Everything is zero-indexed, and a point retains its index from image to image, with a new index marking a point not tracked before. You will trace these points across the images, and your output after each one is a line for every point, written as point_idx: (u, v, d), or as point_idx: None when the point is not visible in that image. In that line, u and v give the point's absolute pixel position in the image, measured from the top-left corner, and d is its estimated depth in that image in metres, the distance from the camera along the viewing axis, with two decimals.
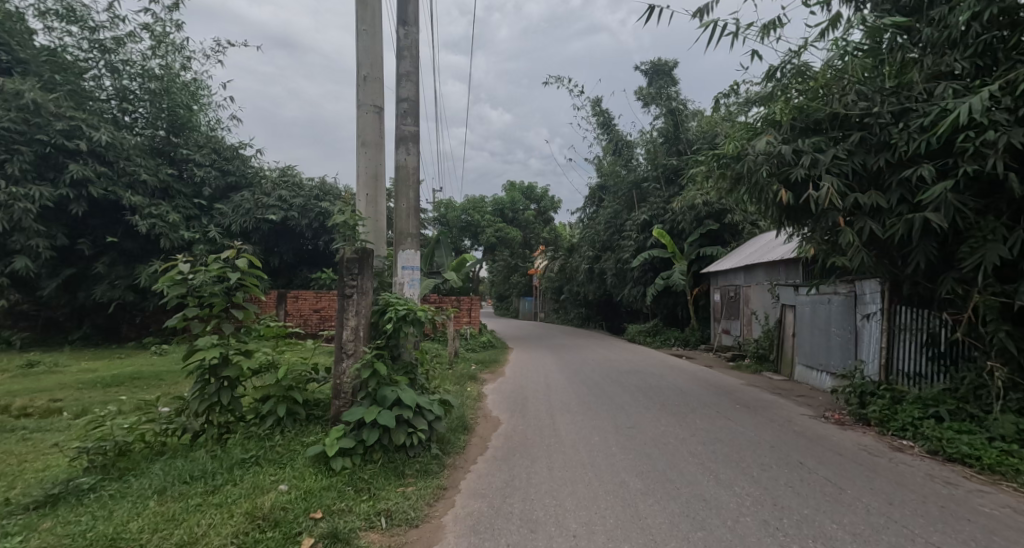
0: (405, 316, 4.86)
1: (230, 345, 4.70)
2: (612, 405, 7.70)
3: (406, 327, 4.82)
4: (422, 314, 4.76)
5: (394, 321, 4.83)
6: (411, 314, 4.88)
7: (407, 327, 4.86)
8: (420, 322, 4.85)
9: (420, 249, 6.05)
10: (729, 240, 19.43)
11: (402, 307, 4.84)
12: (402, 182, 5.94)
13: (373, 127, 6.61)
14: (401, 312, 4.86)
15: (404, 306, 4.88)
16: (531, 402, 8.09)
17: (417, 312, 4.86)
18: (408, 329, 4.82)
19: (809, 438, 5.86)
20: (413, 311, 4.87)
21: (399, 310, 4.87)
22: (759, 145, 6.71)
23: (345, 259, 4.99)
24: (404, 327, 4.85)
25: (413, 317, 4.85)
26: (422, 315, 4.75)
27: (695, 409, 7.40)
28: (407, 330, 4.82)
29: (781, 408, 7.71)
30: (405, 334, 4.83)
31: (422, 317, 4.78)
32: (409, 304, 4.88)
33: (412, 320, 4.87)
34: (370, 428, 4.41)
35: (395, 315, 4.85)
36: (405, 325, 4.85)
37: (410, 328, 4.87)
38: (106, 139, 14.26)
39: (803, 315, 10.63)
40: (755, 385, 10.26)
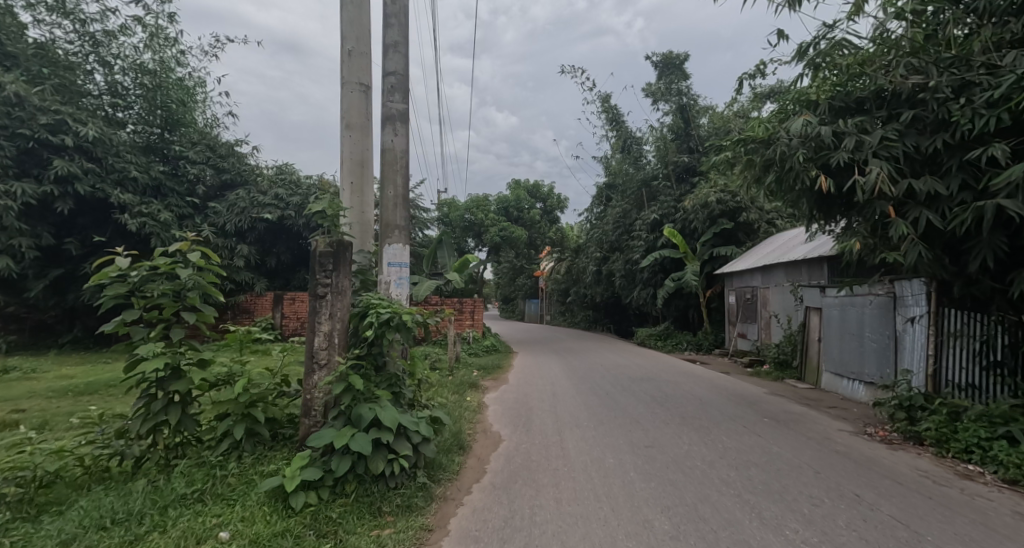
0: (388, 319, 4.13)
1: (181, 355, 4.00)
2: (627, 418, 6.94)
3: (388, 332, 4.09)
4: (409, 319, 4.04)
5: (375, 324, 4.11)
6: (396, 317, 4.15)
7: (390, 332, 4.13)
8: (406, 327, 4.12)
9: (410, 243, 5.31)
10: (743, 239, 18.59)
11: (383, 309, 4.11)
12: (388, 168, 5.22)
13: (359, 108, 5.91)
14: (381, 315, 4.12)
15: (385, 307, 4.14)
16: (535, 414, 7.35)
17: (402, 315, 4.13)
18: (392, 335, 4.10)
19: (856, 461, 5.08)
20: (397, 313, 4.14)
21: (379, 312, 4.13)
22: (794, 127, 5.96)
23: (318, 253, 4.27)
24: (387, 333, 4.13)
25: (397, 320, 4.12)
26: (409, 320, 4.04)
27: (719, 423, 6.63)
28: (390, 336, 4.09)
29: (814, 421, 6.94)
30: (389, 341, 4.10)
31: (408, 322, 4.05)
32: (392, 306, 4.15)
33: (396, 324, 4.14)
34: (341, 456, 3.70)
35: (375, 319, 4.12)
36: (388, 329, 4.13)
37: (395, 333, 4.14)
38: (93, 134, 13.68)
39: (832, 320, 9.81)
40: (779, 394, 9.46)
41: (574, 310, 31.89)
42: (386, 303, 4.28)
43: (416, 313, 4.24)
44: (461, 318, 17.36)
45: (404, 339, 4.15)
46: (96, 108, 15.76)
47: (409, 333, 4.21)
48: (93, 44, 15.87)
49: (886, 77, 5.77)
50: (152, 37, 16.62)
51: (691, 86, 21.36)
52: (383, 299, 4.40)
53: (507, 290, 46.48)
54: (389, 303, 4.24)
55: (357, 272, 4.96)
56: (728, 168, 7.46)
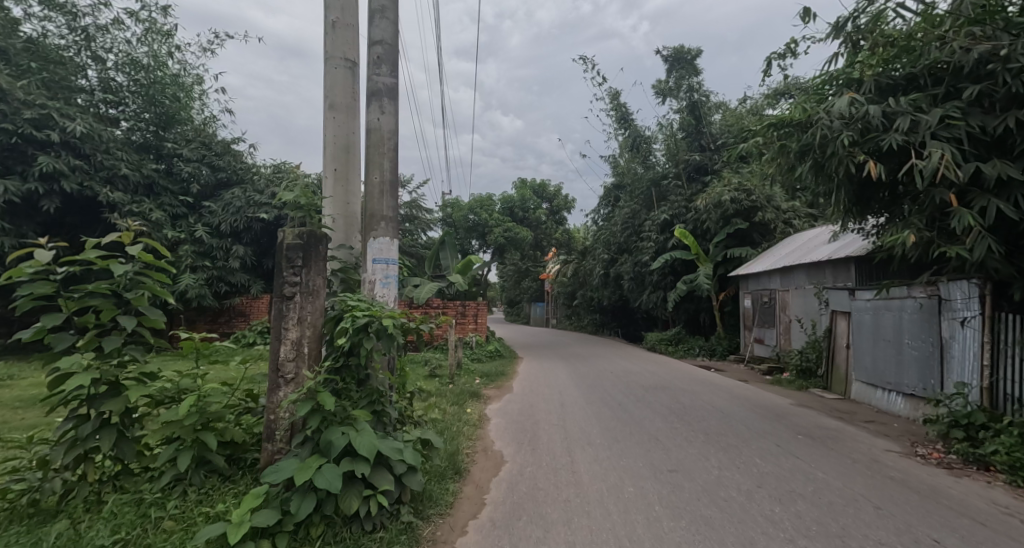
0: (364, 324, 3.40)
1: (118, 367, 3.29)
2: (645, 435, 6.24)
3: (365, 340, 3.36)
4: (390, 326, 3.32)
5: (347, 330, 3.39)
6: (374, 322, 3.43)
7: (368, 338, 3.40)
8: (387, 333, 3.40)
9: (398, 237, 4.62)
10: (759, 240, 17.81)
11: (357, 312, 3.37)
12: (374, 150, 4.56)
13: (345, 85, 5.24)
14: (355, 319, 3.38)
15: (360, 309, 3.42)
16: (542, 429, 6.67)
17: (380, 318, 3.39)
18: (369, 342, 3.37)
19: (917, 492, 4.35)
20: (374, 317, 3.39)
21: (354, 315, 3.41)
22: (837, 107, 5.26)
23: (285, 246, 3.59)
24: (363, 340, 3.40)
25: (375, 325, 3.38)
26: (390, 326, 3.32)
27: (749, 441, 5.91)
28: (366, 344, 3.36)
29: (855, 439, 6.20)
30: (366, 350, 3.38)
31: (389, 328, 3.33)
32: (369, 308, 3.42)
33: (375, 331, 3.41)
34: (303, 493, 3.00)
35: (348, 324, 3.40)
36: (365, 336, 3.40)
37: (371, 340, 3.40)
38: (80, 130, 13.13)
39: (864, 325, 9.06)
40: (808, 406, 8.71)
41: (580, 314, 31.21)
42: (361, 304, 3.54)
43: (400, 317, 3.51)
44: (464, 321, 16.72)
45: (384, 348, 3.42)
46: (90, 104, 15.24)
47: (391, 340, 3.49)
48: (85, 39, 15.37)
49: (942, 50, 5.07)
50: (146, 31, 16.10)
51: (702, 82, 20.64)
52: (361, 299, 3.70)
53: (512, 293, 45.91)
54: (368, 304, 3.52)
55: (337, 271, 4.29)
56: (755, 158, 6.76)
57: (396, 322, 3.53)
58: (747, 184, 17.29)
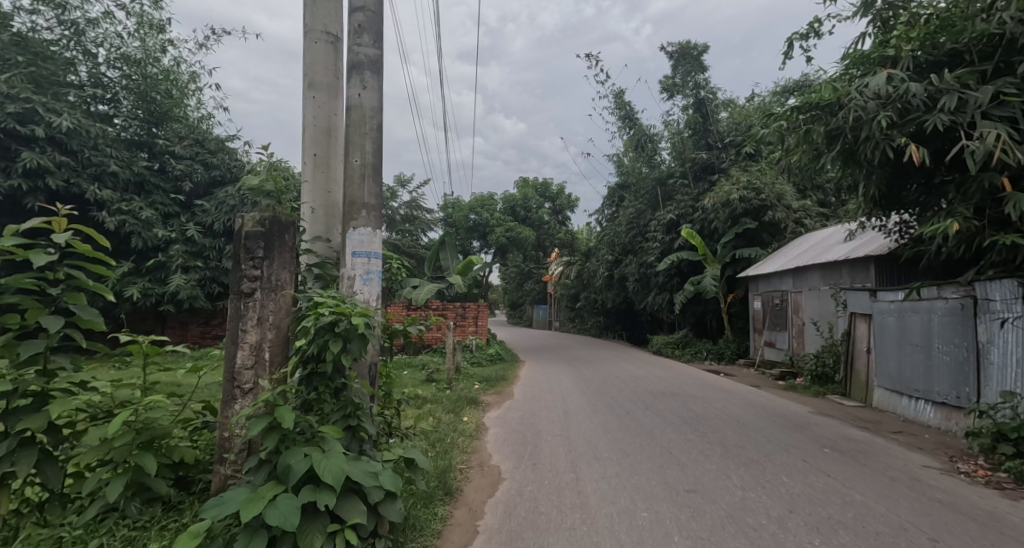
0: (330, 323, 2.89)
1: (40, 378, 2.76)
2: (656, 447, 5.69)
3: (330, 343, 2.83)
4: (361, 326, 2.80)
5: (310, 331, 2.86)
6: (342, 321, 2.90)
7: (335, 338, 2.87)
8: (358, 334, 2.87)
9: (381, 227, 4.09)
10: (769, 240, 17.25)
11: (320, 309, 2.85)
12: (354, 130, 4.05)
13: (325, 62, 4.73)
14: (319, 316, 2.86)
15: (324, 307, 2.89)
16: (544, 441, 6.14)
17: (349, 317, 2.87)
18: (335, 345, 2.84)
19: (973, 519, 3.80)
20: (343, 314, 2.87)
21: (317, 312, 2.88)
22: (871, 86, 4.76)
23: (244, 234, 3.07)
24: (328, 342, 2.87)
25: (343, 325, 2.86)
26: (361, 326, 2.80)
27: (771, 455, 5.36)
28: (331, 348, 2.84)
29: (887, 454, 5.65)
30: (332, 355, 2.85)
31: (360, 329, 2.80)
32: (336, 306, 2.90)
33: (344, 332, 2.88)
34: (253, 531, 2.48)
35: (310, 323, 2.87)
36: (331, 337, 2.87)
37: (336, 341, 2.87)
38: (66, 125, 12.69)
39: (889, 328, 8.50)
40: (829, 414, 8.16)
41: (583, 316, 30.71)
42: (327, 301, 3.01)
43: (374, 316, 2.99)
44: (464, 324, 16.20)
45: (355, 353, 2.89)
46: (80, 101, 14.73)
47: (363, 343, 2.96)
48: (74, 33, 14.84)
49: (989, 21, 4.56)
50: (138, 25, 15.63)
51: (709, 78, 20.09)
52: (330, 293, 3.17)
53: (515, 295, 45.43)
54: (336, 299, 2.99)
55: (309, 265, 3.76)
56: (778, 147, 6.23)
57: (370, 323, 3.01)
58: (757, 183, 16.72)
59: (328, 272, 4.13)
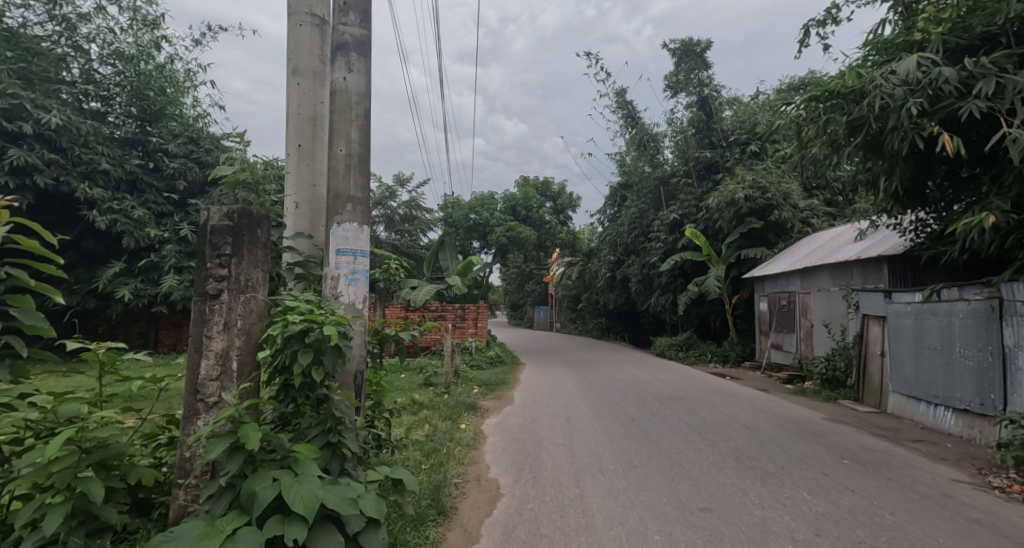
0: (300, 332, 2.57)
1: None
2: (666, 459, 5.35)
3: (300, 354, 2.52)
4: (334, 336, 2.50)
5: (277, 341, 2.55)
6: (314, 330, 2.59)
7: (305, 350, 2.56)
8: (331, 344, 2.55)
9: (368, 223, 3.75)
10: (775, 240, 16.90)
11: (288, 317, 2.54)
12: (339, 117, 3.71)
13: (309, 44, 4.38)
14: (287, 324, 2.55)
15: (293, 314, 2.58)
16: (545, 451, 5.81)
17: (319, 326, 2.56)
18: (305, 357, 2.53)
19: (1018, 544, 3.45)
20: (314, 322, 2.56)
21: (284, 320, 2.57)
22: (897, 69, 4.74)
23: (209, 229, 2.73)
24: (298, 353, 2.55)
25: (314, 334, 2.55)
26: (334, 336, 2.49)
27: (789, 468, 5.02)
28: (301, 360, 2.52)
29: (911, 466, 5.31)
30: (301, 369, 2.53)
31: (333, 339, 2.49)
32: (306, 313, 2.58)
33: (315, 342, 2.57)
34: None
35: (277, 332, 2.56)
36: (300, 348, 2.56)
37: (305, 354, 2.55)
38: (55, 122, 12.38)
39: (905, 332, 8.16)
40: (843, 421, 7.82)
41: (585, 318, 30.40)
42: (297, 307, 2.70)
43: (349, 324, 2.68)
44: (463, 325, 15.87)
45: (327, 366, 2.58)
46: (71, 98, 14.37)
47: (336, 355, 2.64)
48: (66, 28, 14.40)
49: None
50: (131, 21, 15.29)
51: (713, 76, 19.73)
52: (303, 298, 2.85)
53: (516, 296, 45.07)
54: (307, 305, 2.68)
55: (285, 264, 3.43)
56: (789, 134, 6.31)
57: (345, 331, 2.69)
58: (762, 182, 16.35)
59: (310, 273, 3.78)
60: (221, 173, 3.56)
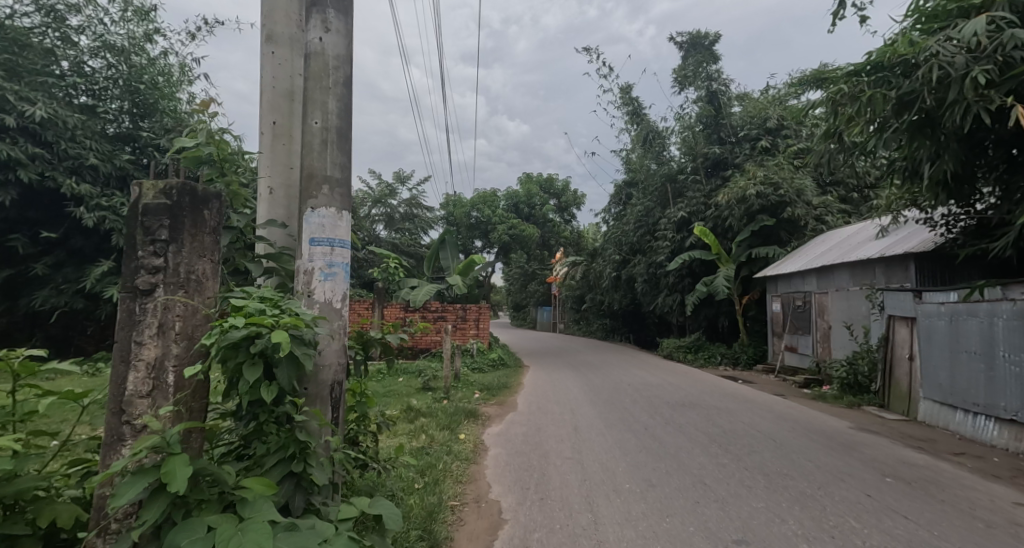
0: (245, 339, 2.06)
1: None
2: (688, 477, 4.79)
3: (245, 369, 2.01)
4: (287, 343, 1.99)
5: (215, 351, 2.02)
6: (262, 337, 2.08)
7: (251, 361, 2.05)
8: (284, 354, 2.05)
9: (351, 210, 3.20)
10: (787, 239, 16.35)
11: (229, 321, 2.02)
12: (314, 83, 3.15)
13: (285, 5, 3.83)
14: (226, 330, 2.02)
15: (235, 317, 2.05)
16: (552, 466, 5.26)
17: (269, 332, 2.05)
18: (252, 371, 2.03)
19: None
20: (261, 329, 2.05)
21: (223, 325, 2.04)
22: (962, 33, 4.86)
23: (140, 208, 2.14)
24: (243, 367, 2.05)
25: (264, 343, 2.04)
26: (286, 344, 1.99)
27: (828, 488, 4.46)
28: (246, 377, 2.02)
29: (963, 484, 4.76)
30: (246, 388, 2.02)
31: (285, 347, 1.99)
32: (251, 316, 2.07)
33: (264, 353, 2.07)
34: None
35: (214, 341, 2.03)
36: (246, 361, 2.05)
37: (253, 366, 2.05)
38: (40, 115, 11.89)
39: (939, 334, 7.60)
40: (872, 430, 7.26)
41: (589, 319, 29.88)
42: (241, 309, 2.17)
43: (309, 328, 2.19)
44: (464, 327, 15.22)
45: (281, 381, 2.08)
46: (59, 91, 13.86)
47: (291, 366, 2.14)
48: (54, 19, 13.76)
49: None
50: (122, 11, 14.77)
51: (721, 69, 19.12)
52: (253, 297, 2.33)
53: (519, 296, 44.55)
54: (255, 305, 2.17)
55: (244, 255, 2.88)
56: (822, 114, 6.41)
57: (302, 338, 2.19)
58: (775, 178, 15.76)
59: (281, 264, 3.20)
60: (181, 144, 2.83)
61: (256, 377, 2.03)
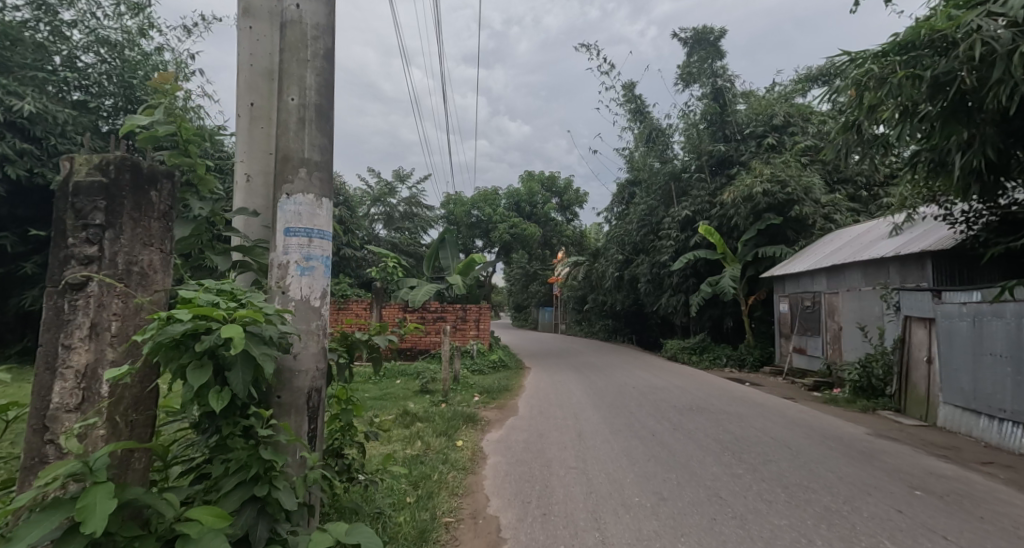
0: (190, 336, 1.70)
1: None
2: (703, 490, 4.44)
3: (189, 372, 1.66)
4: (239, 339, 1.63)
5: (152, 351, 1.66)
6: (211, 333, 1.72)
7: (198, 363, 1.70)
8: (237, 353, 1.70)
9: (332, 198, 2.86)
10: (794, 238, 16.01)
11: (170, 313, 1.66)
12: (290, 54, 2.78)
13: None
14: (165, 325, 1.66)
15: (178, 309, 1.70)
16: (554, 477, 4.91)
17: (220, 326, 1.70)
18: (198, 375, 1.67)
19: None
20: (211, 322, 1.70)
21: (162, 318, 1.68)
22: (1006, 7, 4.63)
23: (70, 187, 1.79)
24: (188, 371, 1.69)
25: (212, 340, 1.69)
26: (239, 340, 1.63)
27: (855, 503, 4.12)
28: (190, 382, 1.66)
29: (998, 498, 4.41)
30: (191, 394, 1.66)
31: (237, 343, 1.63)
32: (199, 307, 1.71)
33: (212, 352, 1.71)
34: None
35: (151, 338, 1.67)
36: (192, 362, 1.69)
37: (200, 369, 1.69)
38: (29, 110, 11.57)
39: (961, 336, 7.25)
40: (890, 437, 6.91)
41: (591, 319, 29.55)
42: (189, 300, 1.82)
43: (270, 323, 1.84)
44: (464, 328, 14.81)
45: (234, 386, 1.72)
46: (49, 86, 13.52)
47: (248, 368, 1.78)
48: (45, 11, 13.43)
49: None
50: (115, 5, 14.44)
51: (727, 66, 18.73)
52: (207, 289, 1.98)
53: (521, 296, 44.27)
54: (205, 296, 1.81)
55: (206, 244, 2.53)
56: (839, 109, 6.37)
57: (262, 334, 1.83)
58: (782, 175, 15.40)
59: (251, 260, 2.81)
60: (133, 122, 2.42)
61: (204, 380, 1.68)
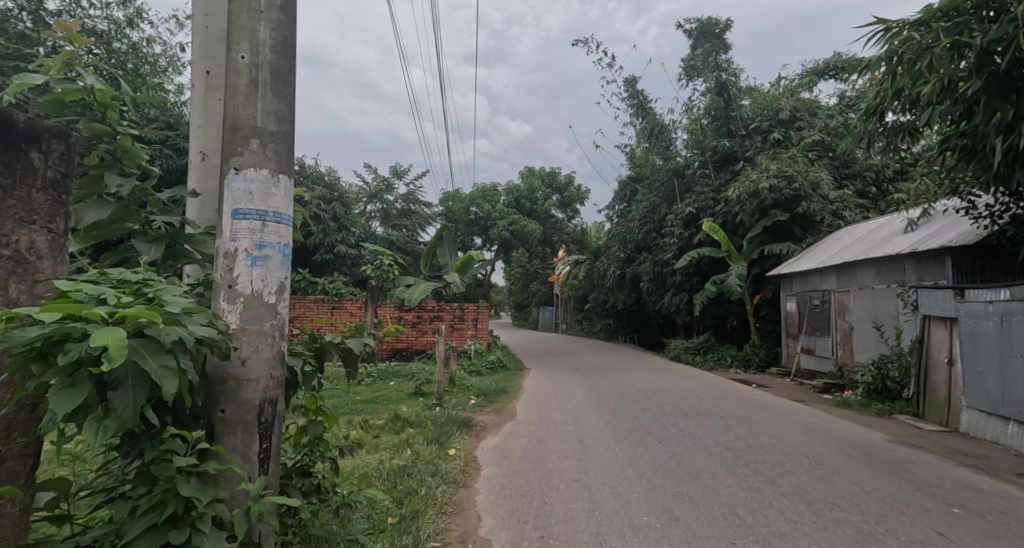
0: (56, 343, 1.40)
1: None
2: (718, 508, 4.01)
3: (55, 394, 1.36)
4: (114, 355, 1.32)
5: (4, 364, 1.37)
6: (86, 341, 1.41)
7: (68, 381, 1.39)
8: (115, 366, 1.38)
9: (290, 175, 2.40)
10: (801, 235, 15.57)
11: (26, 313, 1.35)
12: (238, 5, 2.33)
13: None
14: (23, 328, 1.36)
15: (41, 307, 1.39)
16: (553, 491, 4.49)
17: (94, 332, 1.39)
18: (66, 398, 1.36)
19: None
20: (82, 327, 1.38)
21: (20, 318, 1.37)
22: None
23: None
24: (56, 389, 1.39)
25: (83, 351, 1.39)
26: (114, 353, 1.32)
27: (890, 525, 3.68)
28: (56, 406, 1.35)
29: None
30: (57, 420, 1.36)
31: (112, 360, 1.33)
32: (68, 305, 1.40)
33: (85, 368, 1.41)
34: None
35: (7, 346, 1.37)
36: (63, 380, 1.39)
37: (70, 389, 1.38)
38: None
39: (987, 337, 6.82)
40: (912, 444, 6.48)
41: (592, 319, 29.10)
42: (67, 295, 1.52)
43: (170, 327, 1.53)
44: (461, 327, 14.36)
45: (118, 411, 1.42)
46: None
47: (142, 387, 1.47)
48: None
49: None
50: None
51: (731, 59, 18.26)
52: (103, 279, 1.66)
53: (522, 294, 43.79)
54: (86, 290, 1.51)
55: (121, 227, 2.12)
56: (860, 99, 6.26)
57: (159, 338, 1.53)
58: (789, 171, 14.95)
59: (192, 249, 2.36)
60: (24, 80, 1.88)
61: (79, 402, 1.37)
